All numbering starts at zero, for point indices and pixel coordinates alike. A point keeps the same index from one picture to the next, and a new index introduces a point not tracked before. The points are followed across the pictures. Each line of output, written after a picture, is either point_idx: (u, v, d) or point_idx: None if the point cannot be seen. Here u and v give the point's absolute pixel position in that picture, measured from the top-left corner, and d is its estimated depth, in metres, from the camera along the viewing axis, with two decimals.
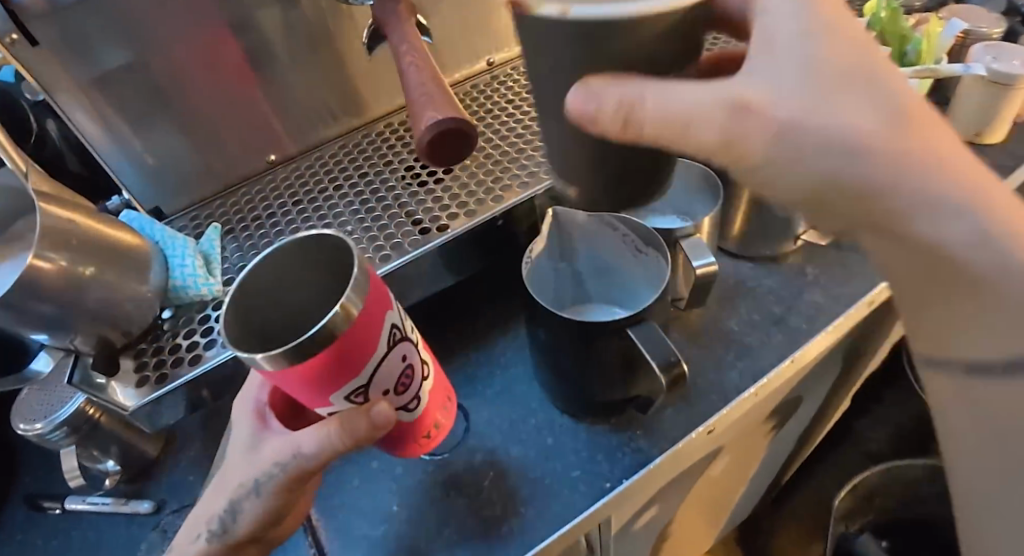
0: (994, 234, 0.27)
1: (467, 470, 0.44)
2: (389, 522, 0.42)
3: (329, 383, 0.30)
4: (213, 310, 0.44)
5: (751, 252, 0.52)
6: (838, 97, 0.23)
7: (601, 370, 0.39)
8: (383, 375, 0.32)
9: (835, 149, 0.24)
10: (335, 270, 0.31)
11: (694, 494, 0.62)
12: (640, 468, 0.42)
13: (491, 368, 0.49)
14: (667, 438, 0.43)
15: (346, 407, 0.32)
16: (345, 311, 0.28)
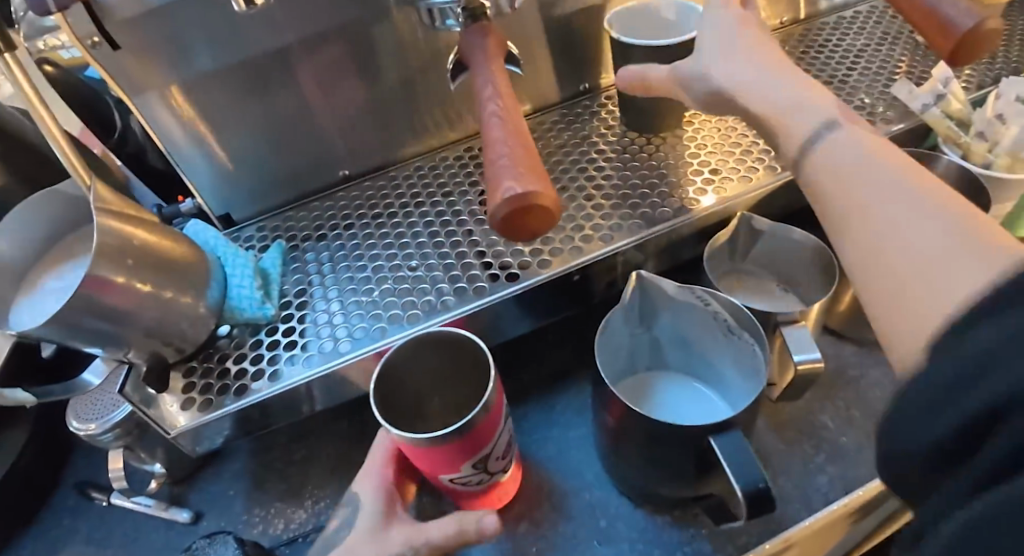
0: (836, 143, 0.27)
1: (508, 542, 0.40)
2: None
3: (468, 450, 0.34)
4: (266, 334, 0.43)
5: (858, 337, 0.46)
6: (725, 45, 0.35)
7: (670, 468, 0.35)
8: (501, 447, 0.36)
9: (718, 47, 0.35)
10: (457, 365, 0.36)
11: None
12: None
13: (546, 427, 0.45)
14: (735, 546, 0.38)
15: (472, 472, 0.35)
16: (489, 393, 0.33)
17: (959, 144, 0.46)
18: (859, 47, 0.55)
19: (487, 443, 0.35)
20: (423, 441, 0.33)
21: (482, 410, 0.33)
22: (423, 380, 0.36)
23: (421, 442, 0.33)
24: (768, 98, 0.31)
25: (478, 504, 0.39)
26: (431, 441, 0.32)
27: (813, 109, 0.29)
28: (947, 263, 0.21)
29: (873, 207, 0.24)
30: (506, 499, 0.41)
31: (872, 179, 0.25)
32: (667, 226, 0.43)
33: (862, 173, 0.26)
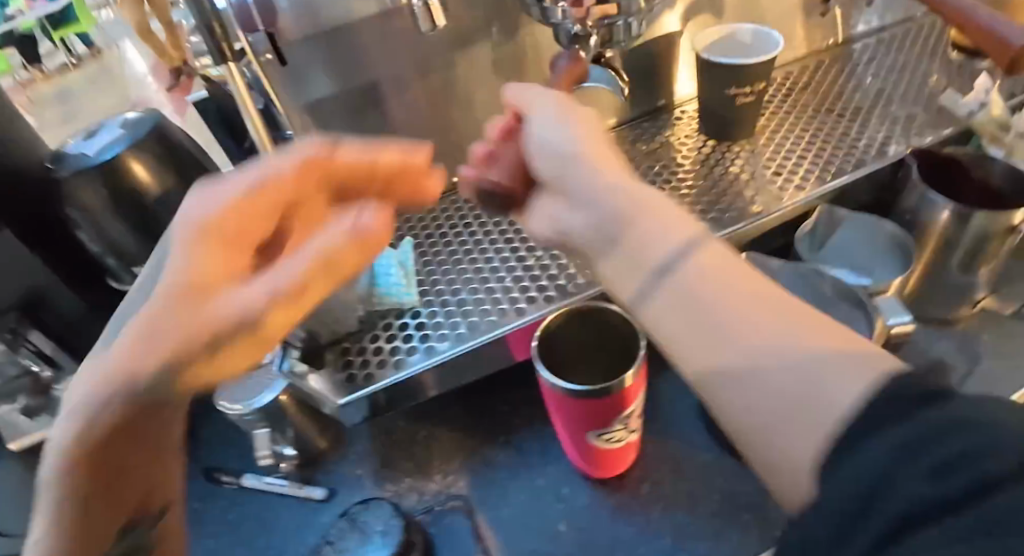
0: (607, 224, 0.27)
1: (633, 500, 0.45)
2: (558, 540, 0.44)
3: (620, 405, 0.38)
4: (410, 317, 0.47)
5: (924, 314, 0.51)
6: (557, 127, 0.31)
7: None
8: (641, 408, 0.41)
9: (576, 169, 0.29)
10: (603, 335, 0.41)
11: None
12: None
13: (654, 400, 0.50)
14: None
15: (617, 428, 0.40)
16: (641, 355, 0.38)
17: (1003, 144, 0.52)
18: (893, 67, 0.64)
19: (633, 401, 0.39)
20: (584, 394, 0.37)
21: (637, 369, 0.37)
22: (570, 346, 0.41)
23: (582, 394, 0.37)
24: (584, 217, 0.29)
25: (608, 464, 0.44)
26: (592, 393, 0.37)
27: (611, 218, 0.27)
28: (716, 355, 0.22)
29: (664, 331, 0.25)
30: (631, 462, 0.45)
31: (694, 300, 0.23)
32: (756, 219, 0.50)
33: (697, 294, 0.23)
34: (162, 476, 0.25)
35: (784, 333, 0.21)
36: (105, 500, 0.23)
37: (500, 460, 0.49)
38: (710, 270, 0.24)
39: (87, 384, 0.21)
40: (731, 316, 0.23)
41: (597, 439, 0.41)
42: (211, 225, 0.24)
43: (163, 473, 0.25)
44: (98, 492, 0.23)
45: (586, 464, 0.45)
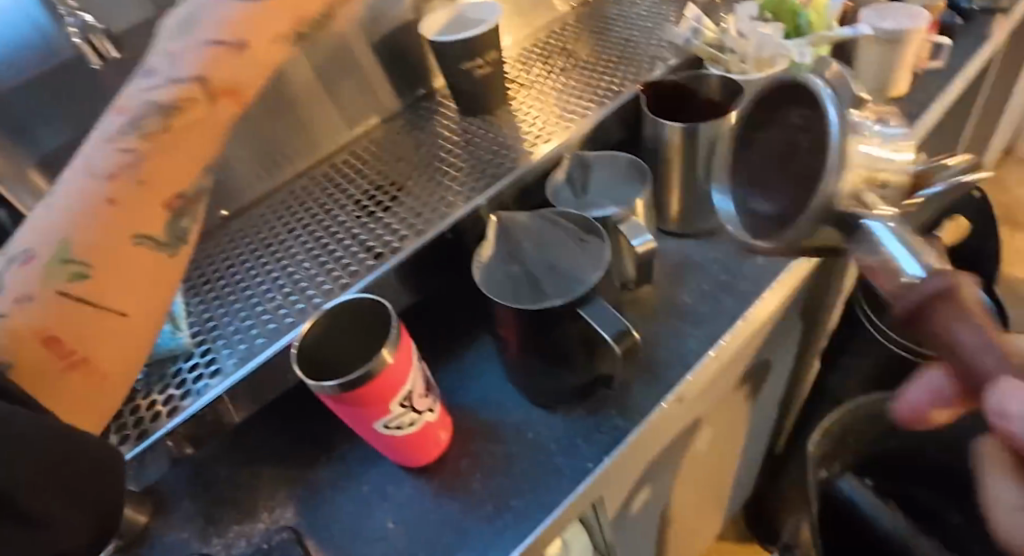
0: None
1: (455, 477, 0.44)
2: (388, 538, 0.43)
3: (390, 390, 0.38)
4: (185, 361, 0.44)
5: (690, 227, 0.55)
6: None
7: (563, 356, 0.41)
8: (421, 385, 0.40)
9: None
10: (364, 330, 0.39)
11: (681, 471, 0.63)
12: (618, 444, 0.43)
13: (463, 373, 0.49)
14: (640, 413, 0.44)
15: (399, 412, 0.39)
16: (392, 337, 0.37)
17: (721, 62, 0.57)
18: (635, 14, 0.69)
19: (406, 382, 0.38)
20: (346, 390, 0.36)
21: (392, 349, 0.37)
22: (334, 349, 0.39)
23: (344, 389, 0.36)
24: None
25: (415, 449, 0.43)
26: (353, 388, 0.36)
27: None
28: None
29: None
30: (444, 441, 0.45)
31: None
32: (514, 176, 0.51)
33: None
34: (207, 158, 0.29)
35: None
36: (208, 112, 0.28)
37: (325, 479, 0.47)
38: None
39: (235, 6, 0.29)
40: None
41: (386, 429, 0.40)
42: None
43: (207, 150, 0.29)
44: (181, 116, 0.27)
45: (401, 457, 0.44)
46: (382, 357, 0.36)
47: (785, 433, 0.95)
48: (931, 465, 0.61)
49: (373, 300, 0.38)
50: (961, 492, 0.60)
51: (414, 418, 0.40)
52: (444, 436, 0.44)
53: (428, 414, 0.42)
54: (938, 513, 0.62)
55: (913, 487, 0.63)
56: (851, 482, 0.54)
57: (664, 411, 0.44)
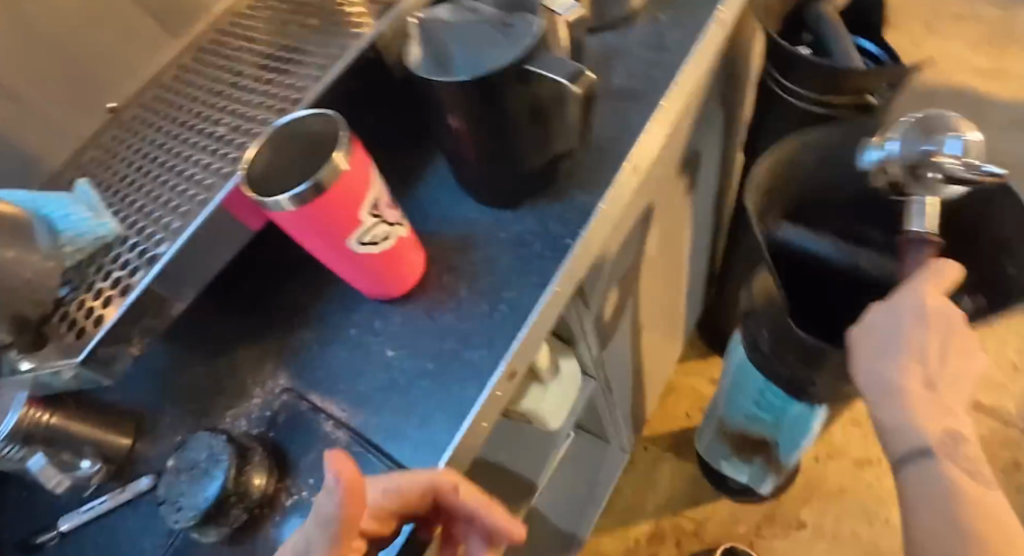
0: (885, 368, 0.44)
1: (442, 292, 0.43)
2: (393, 365, 0.42)
3: (356, 195, 0.36)
4: (123, 245, 0.42)
5: (604, 16, 0.54)
6: (891, 394, 0.44)
7: (516, 134, 0.40)
8: (384, 193, 0.38)
9: (889, 391, 0.44)
10: (312, 148, 0.37)
11: (642, 273, 0.66)
12: (589, 217, 0.43)
13: (419, 204, 0.47)
14: (603, 187, 0.44)
15: (372, 224, 0.37)
16: (343, 138, 0.35)
17: None
18: None
19: (369, 187, 0.36)
20: (311, 203, 0.34)
21: (346, 151, 0.35)
22: (288, 176, 0.37)
23: (311, 200, 0.34)
24: (879, 372, 0.44)
25: (396, 273, 0.42)
26: (317, 197, 0.34)
27: (878, 352, 0.44)
28: (879, 358, 0.44)
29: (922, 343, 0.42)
30: (421, 260, 0.43)
31: (874, 353, 0.45)
32: None
33: (885, 347, 0.44)
34: None
35: (884, 369, 0.44)
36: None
37: (308, 340, 0.45)
38: (871, 365, 0.45)
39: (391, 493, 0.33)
40: (897, 374, 0.43)
41: (363, 247, 0.38)
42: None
43: None
44: None
45: (378, 289, 0.42)
46: (339, 159, 0.34)
47: (722, 241, 1.01)
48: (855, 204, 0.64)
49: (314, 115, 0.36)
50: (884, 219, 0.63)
51: (386, 231, 0.39)
52: (419, 258, 0.43)
53: (399, 228, 0.40)
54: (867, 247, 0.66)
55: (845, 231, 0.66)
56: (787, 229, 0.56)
57: (623, 181, 0.45)
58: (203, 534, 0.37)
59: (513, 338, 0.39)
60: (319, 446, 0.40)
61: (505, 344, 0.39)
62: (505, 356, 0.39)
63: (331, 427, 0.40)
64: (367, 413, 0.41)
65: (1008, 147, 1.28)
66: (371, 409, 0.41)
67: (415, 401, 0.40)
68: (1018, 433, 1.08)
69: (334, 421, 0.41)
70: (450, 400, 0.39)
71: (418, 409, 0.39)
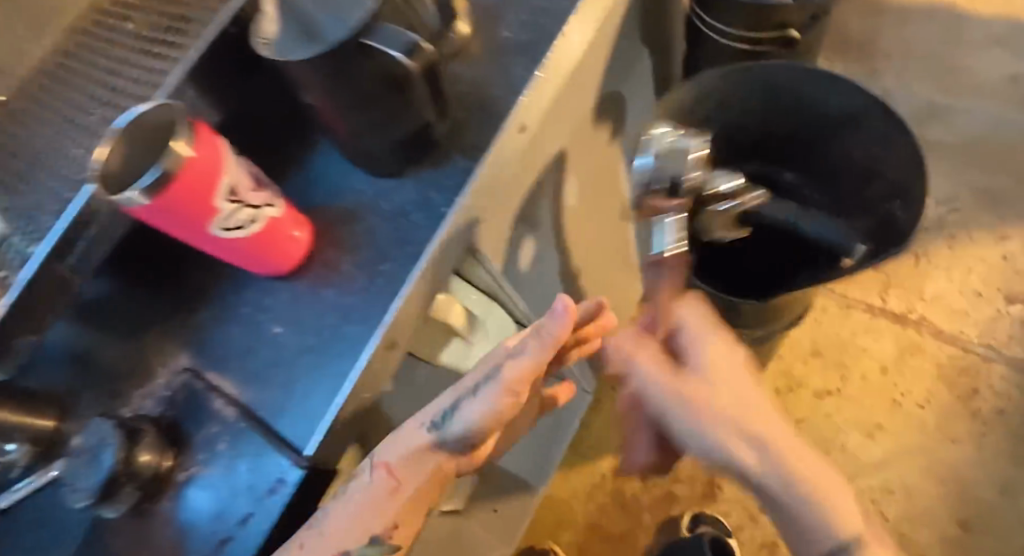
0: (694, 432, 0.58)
1: (326, 266, 0.43)
2: (279, 343, 0.43)
3: (207, 183, 0.35)
4: (8, 241, 0.43)
5: None
6: (695, 427, 0.57)
7: (375, 105, 0.38)
8: (242, 178, 0.38)
9: (693, 426, 0.57)
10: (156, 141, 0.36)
11: (566, 225, 0.66)
12: (466, 183, 0.42)
13: (308, 176, 0.47)
14: (481, 149, 0.43)
15: (232, 210, 0.37)
16: (181, 128, 0.35)
17: None
18: None
19: (220, 172, 0.36)
20: (162, 196, 0.34)
21: (186, 141, 0.34)
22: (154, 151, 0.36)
23: (161, 193, 0.34)
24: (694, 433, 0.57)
25: (276, 253, 0.42)
26: (165, 189, 0.34)
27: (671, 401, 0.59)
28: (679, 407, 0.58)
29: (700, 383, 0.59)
30: (304, 237, 0.43)
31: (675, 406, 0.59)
32: None
33: (678, 403, 0.58)
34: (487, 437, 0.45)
35: (686, 416, 0.57)
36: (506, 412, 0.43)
37: (208, 318, 0.46)
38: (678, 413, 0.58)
39: (494, 396, 0.42)
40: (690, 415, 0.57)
41: (229, 234, 0.38)
42: (487, 426, 0.43)
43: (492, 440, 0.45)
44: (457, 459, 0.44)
45: (264, 269, 0.43)
46: (179, 147, 0.34)
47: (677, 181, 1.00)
48: (755, 134, 0.67)
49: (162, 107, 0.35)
50: (807, 150, 0.66)
51: (252, 215, 0.39)
52: (303, 235, 0.43)
53: (270, 210, 0.40)
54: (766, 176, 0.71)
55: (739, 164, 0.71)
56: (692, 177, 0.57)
57: (505, 141, 0.44)
58: (110, 506, 0.39)
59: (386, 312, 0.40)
60: (209, 424, 0.42)
61: (380, 318, 0.40)
62: (380, 329, 0.40)
63: (220, 405, 0.42)
64: (256, 390, 0.42)
65: (985, 65, 1.23)
66: (261, 386, 0.42)
67: (298, 377, 0.41)
68: (976, 359, 1.09)
69: (224, 399, 0.42)
70: (329, 375, 0.40)
71: (301, 385, 0.41)
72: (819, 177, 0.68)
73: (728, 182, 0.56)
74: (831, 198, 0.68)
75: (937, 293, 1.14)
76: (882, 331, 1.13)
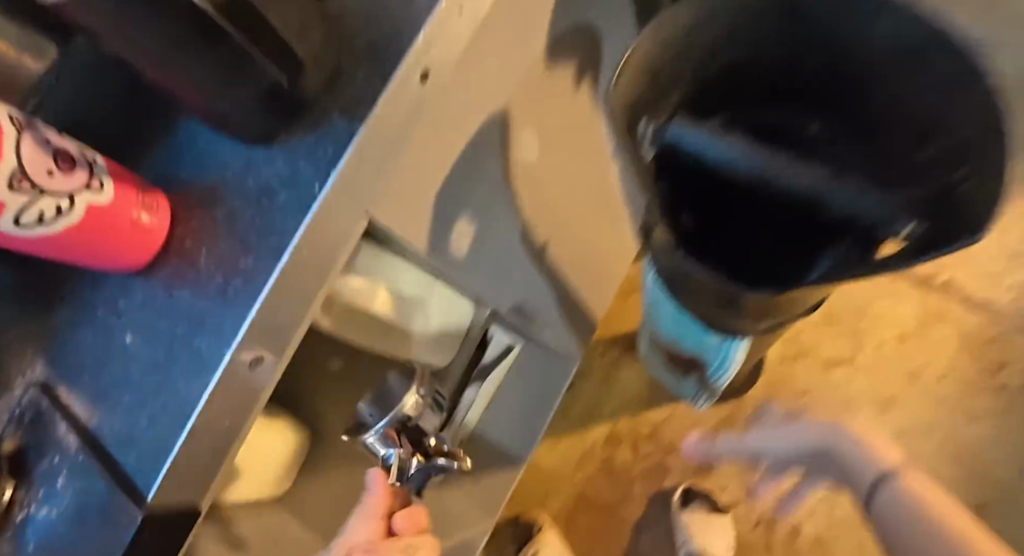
0: None
1: (182, 260, 0.35)
2: (129, 355, 0.35)
3: None
4: None
5: None
6: None
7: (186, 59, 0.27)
8: (41, 152, 0.29)
9: None
10: None
11: (520, 184, 0.56)
12: (342, 153, 0.32)
13: (173, 144, 0.38)
14: (367, 108, 0.32)
15: (33, 196, 0.28)
16: None
17: None
18: None
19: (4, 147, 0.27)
20: None
21: None
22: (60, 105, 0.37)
23: None
24: None
25: (115, 244, 0.33)
26: None
27: None
28: None
29: None
30: (154, 223, 0.35)
31: None
32: None
33: None
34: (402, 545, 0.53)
35: None
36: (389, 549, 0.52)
37: (63, 319, 0.39)
38: None
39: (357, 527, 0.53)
40: None
41: (34, 228, 0.29)
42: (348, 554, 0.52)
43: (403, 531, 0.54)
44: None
45: (102, 265, 0.34)
46: None
47: None
48: (771, 76, 0.57)
49: (65, 54, 0.37)
50: (834, 96, 0.55)
51: (67, 199, 0.30)
52: (156, 222, 0.35)
53: (95, 191, 0.31)
54: (793, 126, 0.60)
55: (758, 110, 0.60)
56: (678, 124, 0.46)
57: (398, 94, 0.33)
58: None
59: (242, 321, 0.32)
60: (51, 454, 0.35)
61: (234, 329, 0.32)
62: (235, 340, 0.32)
63: (64, 431, 0.35)
64: (103, 412, 0.35)
65: None
66: (107, 408, 0.35)
67: (146, 398, 0.34)
68: (1005, 329, 0.99)
69: (68, 424, 0.35)
70: (177, 398, 0.33)
71: (147, 410, 0.33)
72: (851, 128, 0.56)
73: (725, 132, 0.45)
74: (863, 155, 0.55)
75: (968, 253, 1.02)
76: (903, 295, 1.02)
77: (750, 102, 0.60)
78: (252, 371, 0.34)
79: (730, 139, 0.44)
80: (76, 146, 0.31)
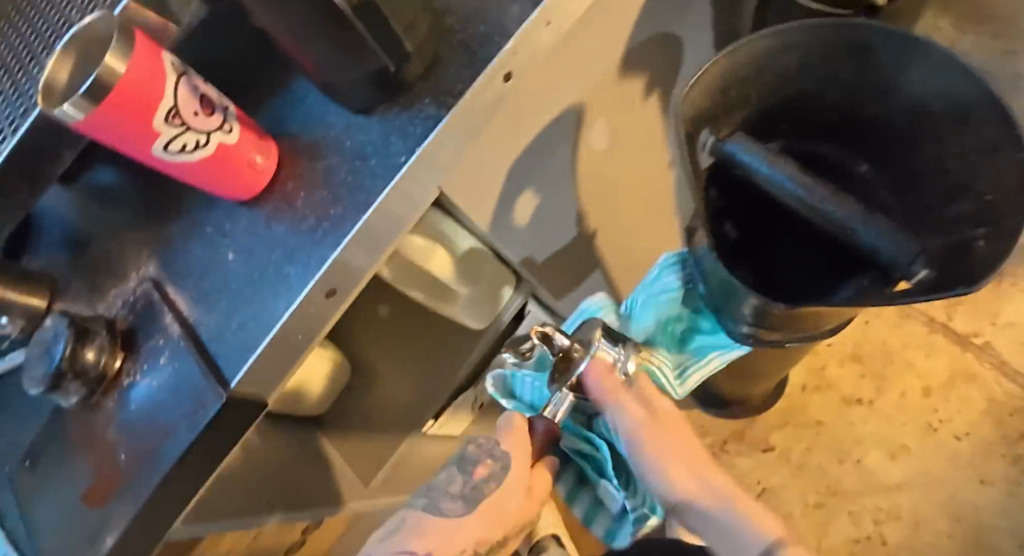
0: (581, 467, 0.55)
1: (283, 201, 0.42)
2: (229, 268, 0.43)
3: (149, 105, 0.34)
4: None
5: None
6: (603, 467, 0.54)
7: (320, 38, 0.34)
8: (188, 99, 0.36)
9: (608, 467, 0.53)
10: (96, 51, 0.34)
11: (583, 172, 0.61)
12: (427, 135, 0.39)
13: (289, 99, 0.45)
14: (454, 98, 0.39)
15: (176, 132, 0.36)
16: (121, 44, 0.32)
17: None
18: None
19: (162, 94, 0.34)
20: (97, 113, 0.32)
21: (127, 59, 0.32)
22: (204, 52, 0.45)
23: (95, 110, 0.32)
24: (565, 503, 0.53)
25: (231, 179, 0.41)
26: (101, 108, 0.32)
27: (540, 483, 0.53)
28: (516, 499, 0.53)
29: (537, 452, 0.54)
30: (265, 166, 0.42)
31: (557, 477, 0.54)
32: None
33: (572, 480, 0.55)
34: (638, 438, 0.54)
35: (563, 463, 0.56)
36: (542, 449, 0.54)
37: (176, 231, 0.47)
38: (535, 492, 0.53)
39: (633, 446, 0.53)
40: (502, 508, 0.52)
41: (174, 156, 0.37)
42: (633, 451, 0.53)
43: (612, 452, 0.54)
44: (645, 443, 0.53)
45: (219, 192, 0.42)
46: (120, 66, 0.32)
47: None
48: (834, 110, 0.56)
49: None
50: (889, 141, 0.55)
51: (199, 137, 0.37)
52: (266, 163, 0.42)
53: (221, 133, 0.39)
54: (842, 165, 0.59)
55: (810, 143, 0.59)
56: (736, 142, 0.47)
57: (483, 90, 0.39)
58: (63, 394, 0.44)
59: (325, 260, 0.39)
60: (157, 336, 0.44)
61: (319, 263, 0.40)
62: (317, 272, 0.39)
63: (170, 320, 0.44)
64: (202, 311, 0.43)
65: None
66: (206, 308, 0.43)
67: (238, 305, 0.42)
68: None
69: (173, 315, 0.44)
70: (264, 310, 0.41)
71: (239, 314, 0.41)
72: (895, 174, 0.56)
73: (775, 157, 0.46)
74: (907, 206, 0.55)
75: (1009, 320, 1.02)
76: (937, 348, 1.03)
77: (805, 135, 0.59)
78: (325, 301, 0.41)
79: (780, 164, 0.45)
80: (216, 93, 0.39)
